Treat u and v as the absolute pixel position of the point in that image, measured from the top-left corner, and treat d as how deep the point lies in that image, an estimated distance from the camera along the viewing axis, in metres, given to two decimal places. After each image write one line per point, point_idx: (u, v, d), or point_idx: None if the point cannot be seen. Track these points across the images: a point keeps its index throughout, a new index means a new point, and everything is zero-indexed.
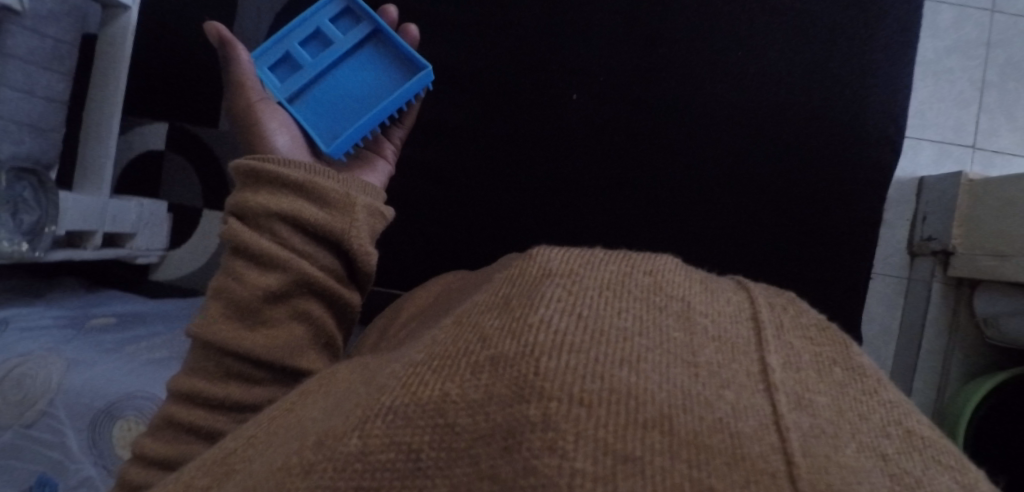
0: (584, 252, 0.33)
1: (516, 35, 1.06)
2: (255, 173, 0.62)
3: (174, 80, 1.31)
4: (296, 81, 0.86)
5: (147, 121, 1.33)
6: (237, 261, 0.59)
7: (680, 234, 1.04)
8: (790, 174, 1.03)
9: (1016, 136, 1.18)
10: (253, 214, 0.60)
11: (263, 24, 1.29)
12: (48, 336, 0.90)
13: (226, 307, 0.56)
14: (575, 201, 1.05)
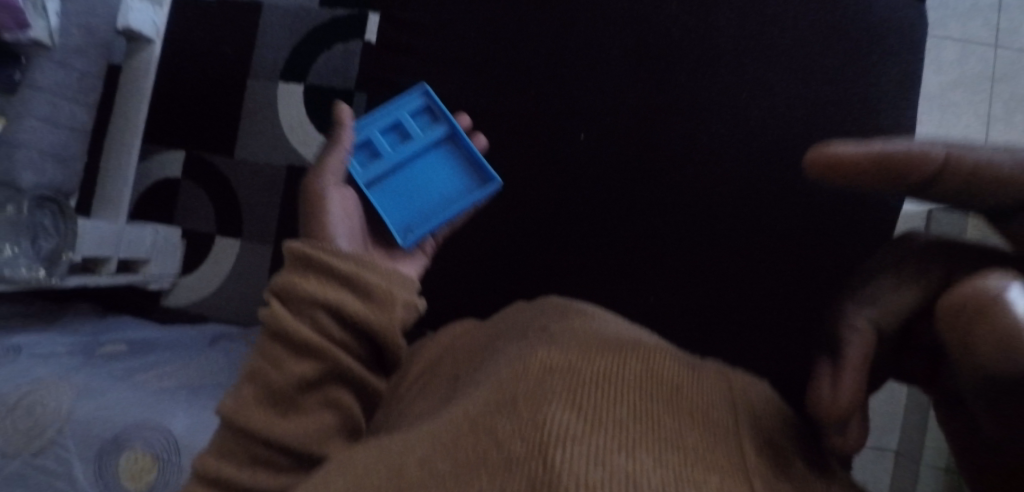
0: (583, 356, 0.41)
1: (510, 54, 0.89)
2: (305, 257, 0.62)
3: (193, 110, 1.35)
4: (375, 170, 0.86)
5: (164, 149, 1.36)
6: (276, 344, 0.60)
7: (692, 299, 0.88)
8: (833, 231, 0.84)
9: None
10: (295, 300, 0.60)
11: (281, 57, 1.34)
12: (59, 363, 0.91)
13: (262, 392, 0.58)
14: (571, 256, 0.90)
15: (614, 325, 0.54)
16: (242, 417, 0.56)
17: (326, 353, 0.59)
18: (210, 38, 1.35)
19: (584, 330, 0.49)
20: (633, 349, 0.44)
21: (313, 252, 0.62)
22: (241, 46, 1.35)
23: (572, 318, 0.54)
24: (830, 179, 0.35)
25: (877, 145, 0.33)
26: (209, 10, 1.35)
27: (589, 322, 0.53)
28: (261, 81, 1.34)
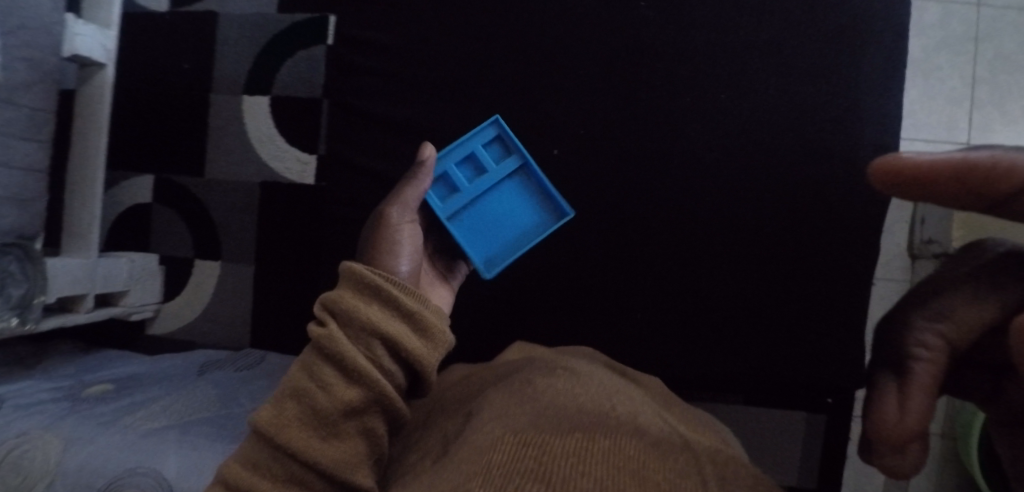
0: (557, 427, 0.42)
1: (486, 79, 0.90)
2: (367, 282, 0.62)
3: (157, 131, 1.30)
4: (455, 205, 0.81)
5: (133, 174, 1.32)
6: (324, 364, 0.58)
7: (664, 313, 0.89)
8: (803, 239, 0.86)
9: (1011, 130, 1.15)
10: (350, 324, 0.59)
11: (242, 68, 1.28)
12: (44, 412, 0.90)
13: (305, 413, 0.56)
14: (546, 278, 0.92)
15: (602, 384, 0.55)
16: (284, 437, 0.54)
17: (377, 382, 0.57)
18: (167, 54, 1.29)
19: (563, 395, 0.49)
20: (609, 417, 0.45)
21: (378, 280, 0.62)
22: (200, 61, 1.29)
23: (557, 376, 0.55)
24: (905, 187, 0.35)
25: (960, 153, 0.32)
26: (161, 24, 1.28)
27: (575, 381, 0.54)
28: (224, 97, 1.29)
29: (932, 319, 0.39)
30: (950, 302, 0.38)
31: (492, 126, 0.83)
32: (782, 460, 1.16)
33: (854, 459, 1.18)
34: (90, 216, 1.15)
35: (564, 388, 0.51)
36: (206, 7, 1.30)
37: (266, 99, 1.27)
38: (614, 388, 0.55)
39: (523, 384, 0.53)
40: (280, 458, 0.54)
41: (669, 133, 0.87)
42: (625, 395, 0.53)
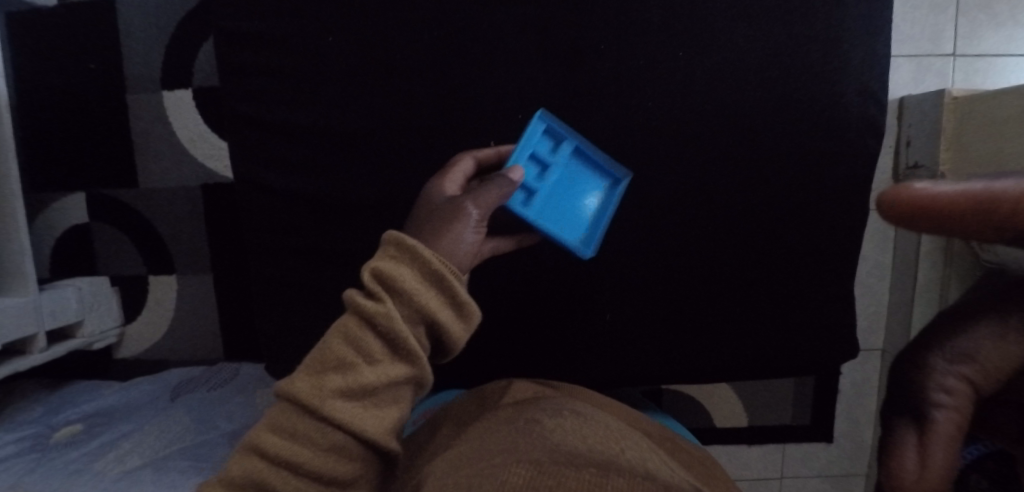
0: (563, 473, 0.36)
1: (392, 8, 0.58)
2: (426, 258, 0.48)
3: (72, 143, 1.12)
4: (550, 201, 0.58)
5: (59, 195, 1.15)
6: (369, 336, 0.47)
7: (664, 338, 0.64)
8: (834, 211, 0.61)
9: (997, 34, 1.07)
10: (405, 303, 0.47)
11: (155, 60, 1.08)
12: (11, 469, 0.86)
13: (344, 384, 0.45)
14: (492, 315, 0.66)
15: (611, 426, 0.49)
16: (331, 409, 0.44)
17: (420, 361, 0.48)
18: (63, 52, 1.08)
19: (570, 433, 0.44)
20: (619, 461, 0.41)
21: (441, 264, 0.49)
22: (105, 57, 1.09)
23: (564, 415, 0.49)
24: (916, 225, 0.27)
25: (983, 184, 0.24)
26: (51, 19, 1.07)
27: (581, 419, 0.48)
28: (142, 95, 1.10)
29: (954, 359, 0.30)
30: (972, 338, 0.29)
31: (551, 125, 0.58)
32: (773, 399, 1.17)
33: (847, 392, 1.18)
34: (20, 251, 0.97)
35: (570, 429, 0.45)
36: None
37: (190, 94, 1.09)
38: (621, 428, 0.49)
39: (530, 425, 0.46)
40: (325, 428, 0.44)
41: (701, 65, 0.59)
42: (628, 436, 0.47)
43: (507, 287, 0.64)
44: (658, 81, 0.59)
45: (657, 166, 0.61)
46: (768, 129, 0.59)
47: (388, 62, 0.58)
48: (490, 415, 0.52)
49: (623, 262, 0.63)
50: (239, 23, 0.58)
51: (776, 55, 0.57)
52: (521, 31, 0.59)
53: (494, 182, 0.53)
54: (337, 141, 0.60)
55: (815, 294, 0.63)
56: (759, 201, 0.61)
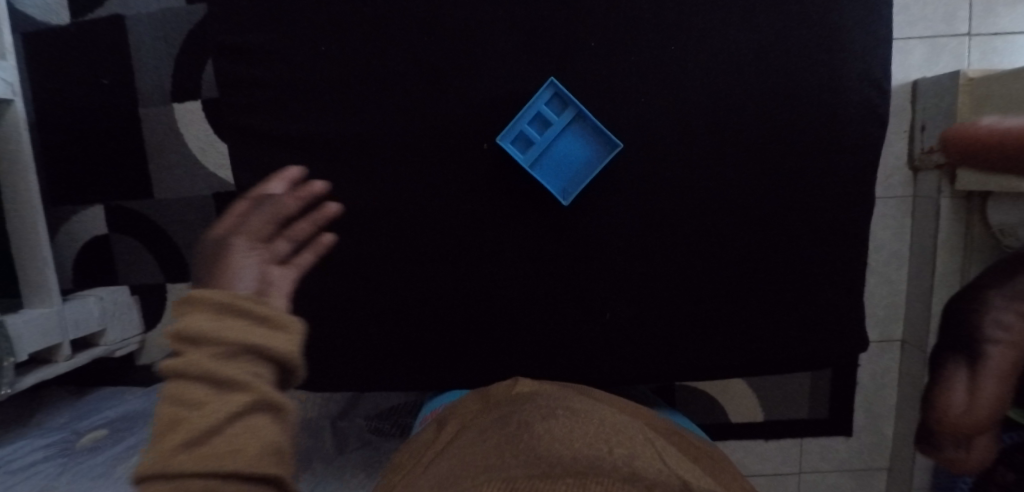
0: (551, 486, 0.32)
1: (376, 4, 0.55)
2: (210, 296, 0.40)
3: (90, 158, 1.14)
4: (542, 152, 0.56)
5: (78, 208, 1.17)
6: (193, 384, 0.36)
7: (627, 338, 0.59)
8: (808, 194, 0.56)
9: (1014, 11, 1.03)
10: (204, 343, 0.37)
11: (164, 73, 1.11)
12: (41, 472, 0.89)
13: (176, 439, 0.33)
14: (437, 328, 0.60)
15: (608, 424, 0.45)
16: (171, 471, 0.32)
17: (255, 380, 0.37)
18: (79, 70, 1.11)
19: (558, 438, 0.40)
20: (603, 465, 0.37)
21: (226, 294, 0.40)
22: (118, 74, 1.11)
23: (557, 417, 0.45)
24: None
25: None
26: (67, 39, 1.10)
27: (576, 422, 0.44)
28: (154, 109, 1.12)
29: None
30: None
31: (561, 91, 0.54)
32: (789, 392, 1.15)
33: (866, 384, 1.16)
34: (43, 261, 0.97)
35: (561, 432, 0.41)
36: (109, 10, 1.10)
37: (199, 105, 1.12)
38: (620, 427, 0.46)
39: (522, 431, 0.43)
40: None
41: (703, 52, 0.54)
42: (628, 435, 0.44)
43: (499, 291, 0.59)
44: (656, 78, 0.55)
45: (665, 163, 0.56)
46: (776, 120, 0.55)
47: (373, 66, 0.56)
48: (487, 419, 0.50)
49: (624, 259, 0.58)
50: (224, 32, 0.57)
51: (780, 41, 0.54)
52: (511, 27, 0.55)
53: (254, 204, 0.48)
54: (323, 149, 0.58)
55: (829, 287, 0.59)
56: (771, 192, 0.57)
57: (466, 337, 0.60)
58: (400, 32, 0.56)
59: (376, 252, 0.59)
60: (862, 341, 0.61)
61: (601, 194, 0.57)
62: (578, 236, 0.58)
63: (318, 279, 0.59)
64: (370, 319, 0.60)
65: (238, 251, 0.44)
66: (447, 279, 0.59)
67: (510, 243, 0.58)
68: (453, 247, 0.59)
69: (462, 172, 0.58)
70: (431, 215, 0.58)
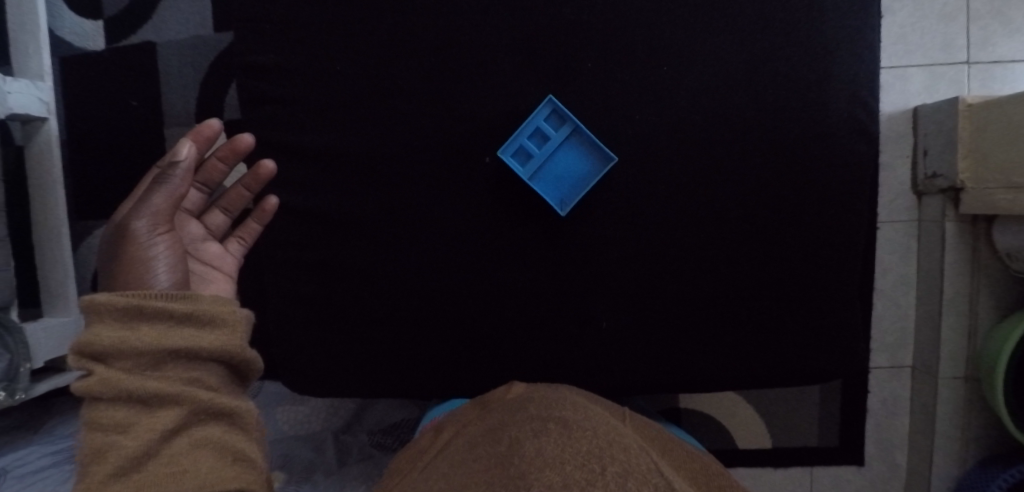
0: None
1: (396, 32, 0.59)
2: (118, 305, 0.48)
3: (114, 175, 1.19)
4: (545, 164, 0.59)
5: (100, 224, 1.20)
6: (116, 405, 0.46)
7: (602, 340, 0.60)
8: (777, 199, 0.58)
9: (1013, 40, 1.05)
10: (122, 356, 0.47)
11: (190, 96, 1.17)
12: (47, 481, 0.88)
13: (118, 457, 0.42)
14: (417, 326, 0.61)
15: (599, 433, 0.45)
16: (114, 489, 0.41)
17: (177, 392, 0.47)
18: (110, 91, 1.17)
19: (546, 462, 0.39)
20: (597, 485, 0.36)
21: (133, 300, 0.48)
22: (146, 95, 1.17)
23: (549, 433, 0.44)
24: None
25: None
26: (103, 64, 1.17)
27: (568, 438, 0.44)
28: (178, 129, 1.17)
29: None
30: None
31: (559, 107, 0.57)
32: (799, 418, 1.12)
33: (876, 411, 1.13)
34: (63, 273, 0.98)
35: (553, 449, 0.41)
36: (143, 37, 1.17)
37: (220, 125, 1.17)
38: (614, 439, 0.46)
39: (512, 453, 0.42)
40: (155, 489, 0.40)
41: (703, 78, 0.57)
42: (620, 449, 0.44)
43: (496, 297, 0.60)
44: (650, 97, 0.57)
45: (660, 177, 0.58)
46: (768, 136, 0.57)
47: (382, 84, 0.60)
48: (481, 429, 0.51)
49: (619, 267, 0.59)
50: (248, 53, 0.62)
51: (770, 62, 0.57)
52: (513, 48, 0.58)
53: (163, 184, 0.57)
54: (332, 160, 0.61)
55: (821, 300, 0.60)
56: (764, 205, 0.58)
57: (461, 341, 0.61)
58: (409, 51, 0.59)
59: (381, 257, 0.61)
60: (856, 354, 0.62)
61: (599, 206, 0.59)
62: (575, 246, 0.59)
63: (325, 283, 0.62)
64: (372, 322, 0.62)
65: (143, 239, 0.54)
66: (447, 283, 0.61)
67: (508, 251, 0.60)
68: (434, 249, 0.61)
69: (467, 184, 0.60)
70: (434, 222, 0.60)
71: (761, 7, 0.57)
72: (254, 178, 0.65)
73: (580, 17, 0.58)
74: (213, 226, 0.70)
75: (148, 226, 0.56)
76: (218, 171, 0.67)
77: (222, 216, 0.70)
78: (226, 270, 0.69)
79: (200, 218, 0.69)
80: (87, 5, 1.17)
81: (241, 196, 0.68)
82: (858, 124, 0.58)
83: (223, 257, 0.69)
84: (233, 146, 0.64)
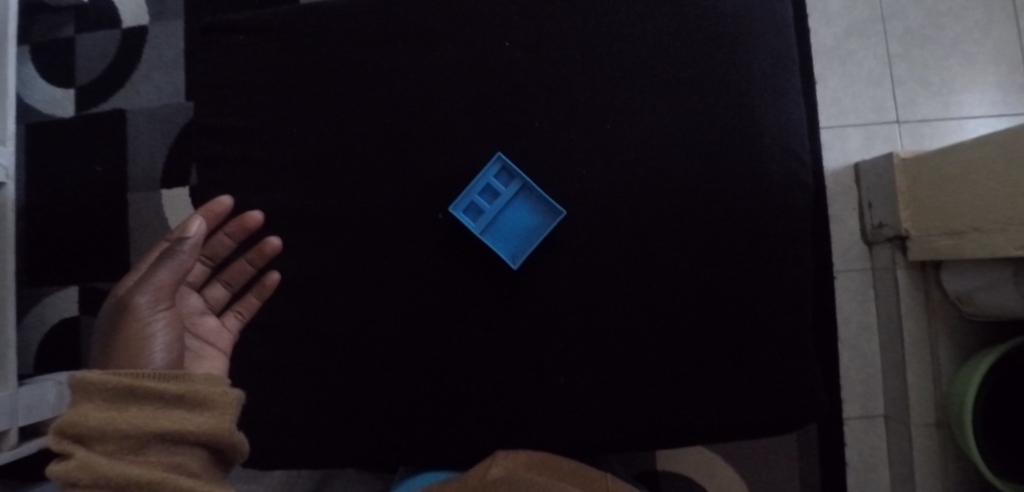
0: None
1: (354, 99, 0.62)
2: (109, 384, 0.46)
3: (71, 239, 1.15)
4: (499, 220, 0.61)
5: (53, 290, 1.15)
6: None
7: (561, 398, 0.59)
8: (724, 252, 0.60)
9: (934, 101, 1.14)
10: (105, 439, 0.43)
11: (157, 160, 1.17)
12: None
13: None
14: (372, 390, 0.60)
15: None
16: None
17: (160, 481, 0.42)
18: (76, 157, 1.17)
19: None
20: None
21: (126, 380, 0.46)
22: (112, 160, 1.17)
23: None
24: None
25: None
26: (70, 129, 1.18)
27: None
28: (142, 193, 1.16)
29: None
30: None
31: (507, 164, 0.59)
32: (781, 475, 1.09)
33: (855, 463, 1.11)
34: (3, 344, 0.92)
35: None
36: (113, 105, 1.19)
37: (185, 190, 1.16)
38: None
39: None
40: None
41: (645, 137, 0.60)
42: None
43: (452, 355, 0.59)
44: (596, 153, 0.60)
45: (605, 229, 0.59)
46: (707, 189, 0.60)
47: (341, 147, 0.61)
48: None
49: (574, 322, 0.59)
50: (214, 119, 0.64)
51: (707, 122, 0.61)
52: (465, 110, 0.61)
53: (170, 260, 0.55)
54: (293, 221, 0.62)
55: (774, 349, 0.60)
56: (714, 256, 0.60)
57: (419, 403, 0.59)
58: (365, 114, 0.62)
59: (334, 318, 0.60)
60: (816, 403, 0.61)
61: (549, 259, 0.60)
62: (528, 302, 0.59)
63: (282, 344, 0.61)
64: (324, 386, 0.60)
65: (144, 316, 0.53)
66: (403, 342, 0.60)
67: (465, 307, 0.60)
68: (389, 309, 0.60)
69: (418, 241, 0.60)
70: (388, 279, 0.60)
71: (693, 71, 0.61)
72: (258, 253, 0.63)
73: (527, 81, 0.61)
74: (212, 300, 0.68)
75: (150, 304, 0.54)
76: (224, 246, 0.65)
77: (223, 289, 0.68)
78: (222, 347, 0.65)
79: (203, 292, 0.68)
80: (59, 75, 1.19)
81: (244, 269, 0.65)
82: (792, 178, 0.61)
83: (221, 333, 0.65)
84: (241, 222, 0.62)
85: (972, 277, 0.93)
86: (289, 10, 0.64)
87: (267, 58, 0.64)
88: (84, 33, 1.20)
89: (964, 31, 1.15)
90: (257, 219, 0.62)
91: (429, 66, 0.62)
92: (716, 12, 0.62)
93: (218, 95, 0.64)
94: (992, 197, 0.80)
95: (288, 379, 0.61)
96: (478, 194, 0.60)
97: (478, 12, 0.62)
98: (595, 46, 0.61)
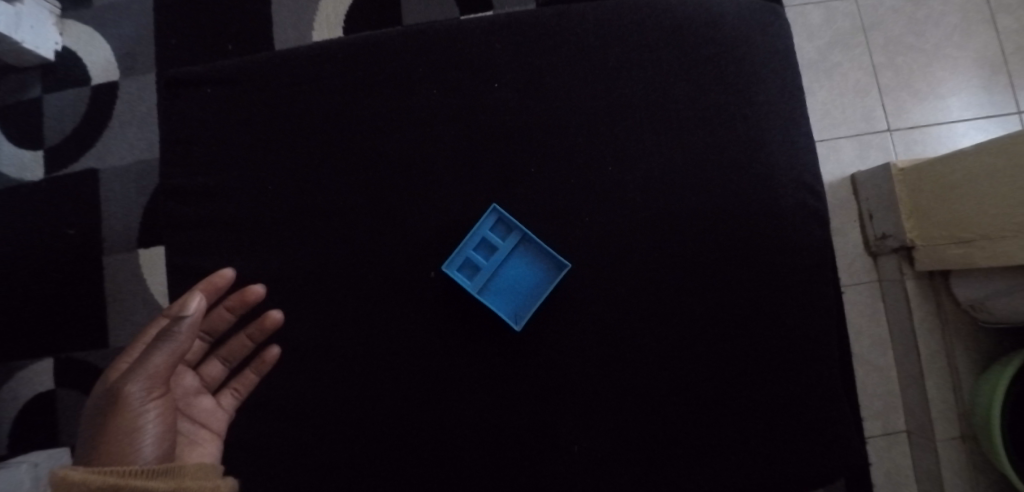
0: None
1: (334, 158, 0.58)
2: (92, 485, 0.43)
3: (45, 308, 1.09)
4: (499, 274, 0.58)
5: (27, 363, 1.08)
6: None
7: (574, 468, 0.54)
8: (741, 293, 0.56)
9: (922, 108, 1.13)
10: None
11: (132, 220, 1.11)
12: None
13: None
14: (366, 474, 0.54)
15: None
16: None
17: None
18: (45, 221, 1.11)
19: None
20: None
21: (111, 479, 0.43)
22: (84, 222, 1.11)
23: None
24: None
25: None
26: (39, 192, 1.12)
27: None
28: (117, 255, 1.10)
29: None
30: None
31: (503, 216, 0.56)
32: None
33: (884, 484, 1.07)
34: None
35: None
36: (85, 164, 1.14)
37: (162, 249, 1.10)
38: None
39: None
40: None
41: (647, 177, 0.57)
42: None
43: (454, 427, 0.54)
44: (596, 196, 0.57)
45: (611, 275, 0.55)
46: (716, 225, 0.57)
47: (324, 210, 0.57)
48: None
49: (584, 382, 0.55)
50: (188, 185, 0.60)
51: (711, 157, 0.58)
52: (455, 159, 0.57)
53: (167, 341, 0.48)
54: (278, 292, 0.58)
55: (799, 390, 0.56)
56: (729, 299, 0.56)
57: (419, 485, 0.54)
58: (347, 174, 0.58)
59: (326, 394, 0.55)
60: (853, 447, 0.57)
61: (556, 312, 0.56)
62: (536, 362, 0.55)
63: (267, 427, 0.56)
64: (318, 470, 0.54)
65: (134, 407, 0.48)
66: (401, 419, 0.55)
67: (465, 372, 0.55)
68: (384, 381, 0.55)
69: (413, 305, 0.56)
70: (382, 347, 0.56)
71: (691, 105, 0.58)
72: (258, 327, 0.57)
73: (519, 124, 0.58)
74: (209, 378, 0.62)
75: (142, 392, 0.49)
76: (224, 320, 0.60)
77: (221, 366, 0.62)
78: (217, 429, 0.58)
79: (198, 370, 0.62)
80: (27, 136, 1.14)
81: (243, 344, 0.59)
82: (803, 210, 0.58)
83: (215, 413, 0.59)
84: (242, 296, 0.57)
85: (985, 285, 0.89)
86: (261, 65, 0.60)
87: (240, 119, 0.60)
88: (52, 92, 1.15)
89: (944, 37, 1.15)
90: (258, 295, 0.57)
91: (415, 115, 0.58)
92: (710, 41, 0.60)
93: (192, 159, 0.60)
94: (999, 204, 0.77)
95: (277, 469, 0.55)
96: (476, 250, 0.57)
97: (462, 55, 0.59)
98: (588, 83, 0.58)
